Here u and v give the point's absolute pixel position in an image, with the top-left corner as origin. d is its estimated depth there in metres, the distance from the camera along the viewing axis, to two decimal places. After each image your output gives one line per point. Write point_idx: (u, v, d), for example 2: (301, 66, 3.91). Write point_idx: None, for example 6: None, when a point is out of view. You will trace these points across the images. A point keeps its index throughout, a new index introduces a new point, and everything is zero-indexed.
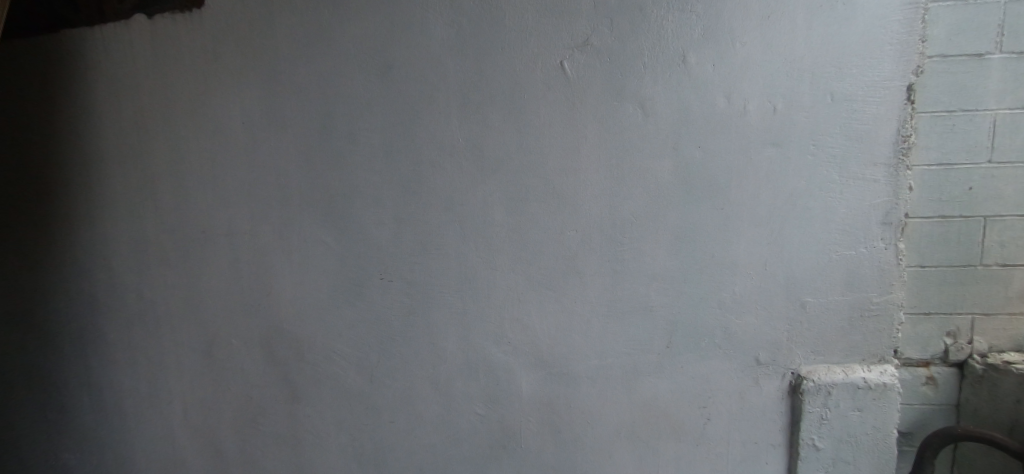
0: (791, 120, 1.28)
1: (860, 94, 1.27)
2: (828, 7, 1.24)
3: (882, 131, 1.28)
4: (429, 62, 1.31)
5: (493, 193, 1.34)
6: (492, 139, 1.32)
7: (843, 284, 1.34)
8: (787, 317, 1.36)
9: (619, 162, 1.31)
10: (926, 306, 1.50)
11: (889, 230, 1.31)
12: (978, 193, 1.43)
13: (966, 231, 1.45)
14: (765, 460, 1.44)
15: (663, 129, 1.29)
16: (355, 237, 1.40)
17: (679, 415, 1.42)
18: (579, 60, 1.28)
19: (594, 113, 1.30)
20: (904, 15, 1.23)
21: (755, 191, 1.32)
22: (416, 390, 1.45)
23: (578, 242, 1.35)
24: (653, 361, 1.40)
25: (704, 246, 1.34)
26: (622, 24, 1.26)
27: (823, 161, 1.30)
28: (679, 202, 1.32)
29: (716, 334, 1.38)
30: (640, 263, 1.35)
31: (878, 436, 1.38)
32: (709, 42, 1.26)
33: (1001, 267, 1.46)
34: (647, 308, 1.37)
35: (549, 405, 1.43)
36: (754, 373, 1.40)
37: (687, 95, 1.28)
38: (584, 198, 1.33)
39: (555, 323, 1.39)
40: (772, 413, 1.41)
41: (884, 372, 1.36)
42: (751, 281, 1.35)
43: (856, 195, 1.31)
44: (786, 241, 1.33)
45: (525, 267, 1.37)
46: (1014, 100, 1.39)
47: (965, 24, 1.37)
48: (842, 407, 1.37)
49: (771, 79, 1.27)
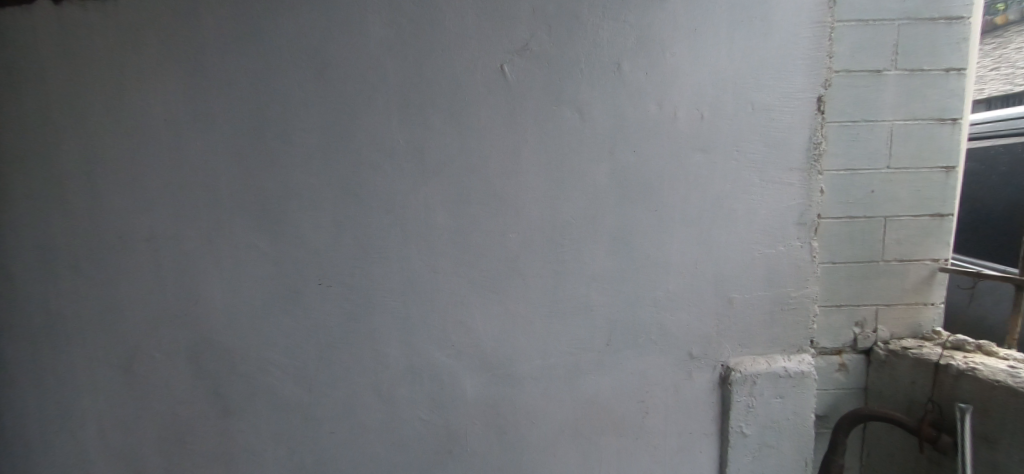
0: (716, 128, 1.37)
1: (777, 104, 1.37)
2: (746, 24, 1.34)
3: (796, 139, 1.39)
4: (368, 62, 1.28)
5: (435, 196, 1.33)
6: (433, 142, 1.31)
7: (765, 281, 1.45)
8: (717, 313, 1.45)
9: (559, 165, 1.34)
10: (838, 299, 1.64)
11: (803, 230, 1.43)
12: (879, 196, 1.58)
13: (870, 230, 1.60)
14: (699, 450, 1.52)
15: (600, 134, 1.34)
16: (291, 242, 1.34)
17: (619, 410, 1.47)
18: (519, 65, 1.30)
19: (533, 117, 1.32)
20: (812, 34, 1.35)
21: (685, 194, 1.39)
22: (358, 397, 1.41)
23: (520, 243, 1.36)
24: (594, 359, 1.44)
25: (640, 247, 1.40)
26: (559, 30, 1.30)
27: (745, 166, 1.39)
28: (616, 204, 1.37)
29: (652, 331, 1.44)
30: (580, 264, 1.39)
31: (798, 421, 1.49)
32: (642, 51, 1.32)
33: (898, 262, 1.62)
34: (587, 307, 1.41)
35: (494, 407, 1.44)
36: (687, 366, 1.47)
37: (622, 101, 1.33)
38: (525, 201, 1.35)
39: (498, 325, 1.40)
40: (705, 404, 1.50)
41: (802, 361, 1.48)
42: (683, 280, 1.42)
43: (775, 197, 1.41)
44: (714, 241, 1.41)
45: (468, 270, 1.37)
46: (906, 113, 1.55)
47: (865, 43, 1.52)
48: (765, 394, 1.48)
49: (698, 89, 1.35)
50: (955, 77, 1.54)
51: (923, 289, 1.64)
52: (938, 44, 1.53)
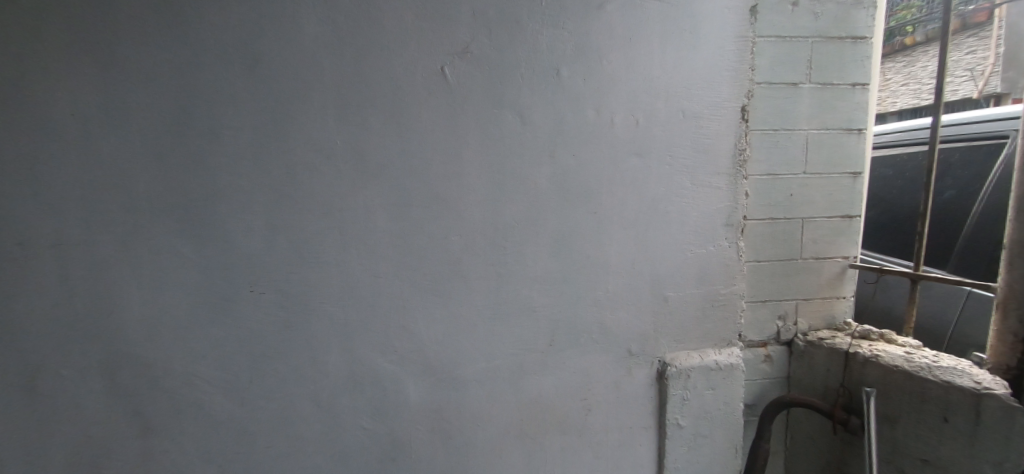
0: (651, 133, 1.43)
1: (705, 112, 1.47)
2: (676, 36, 1.41)
3: (723, 145, 1.49)
4: (302, 59, 1.23)
5: (374, 199, 1.30)
6: (372, 143, 1.28)
7: (696, 278, 1.54)
8: (654, 310, 1.52)
9: (501, 169, 1.35)
10: (762, 294, 1.76)
11: (730, 231, 1.53)
12: (797, 199, 1.72)
13: (790, 231, 1.73)
14: (639, 443, 1.58)
15: (540, 137, 1.36)
16: (218, 247, 1.26)
17: (563, 409, 1.50)
18: (459, 67, 1.30)
19: (475, 120, 1.32)
20: (735, 48, 1.47)
21: (623, 196, 1.44)
22: (295, 409, 1.35)
23: (463, 246, 1.36)
24: (537, 359, 1.46)
25: (581, 248, 1.43)
26: (499, 34, 1.31)
27: (678, 170, 1.47)
28: (557, 207, 1.40)
29: (593, 330, 1.48)
30: (522, 266, 1.41)
31: (729, 411, 1.59)
32: (581, 58, 1.36)
33: (815, 259, 1.76)
34: (530, 308, 1.43)
35: (439, 412, 1.42)
36: (627, 363, 1.52)
37: (561, 106, 1.36)
38: (467, 204, 1.35)
39: (442, 328, 1.39)
40: (644, 398, 1.56)
41: (731, 354, 1.59)
42: (622, 280, 1.48)
43: (704, 200, 1.50)
44: (651, 241, 1.48)
45: (410, 273, 1.35)
46: (819, 123, 1.69)
47: (783, 57, 1.64)
48: (698, 386, 1.56)
49: (634, 95, 1.41)
50: (859, 91, 1.70)
51: (835, 284, 1.80)
52: (846, 61, 1.68)
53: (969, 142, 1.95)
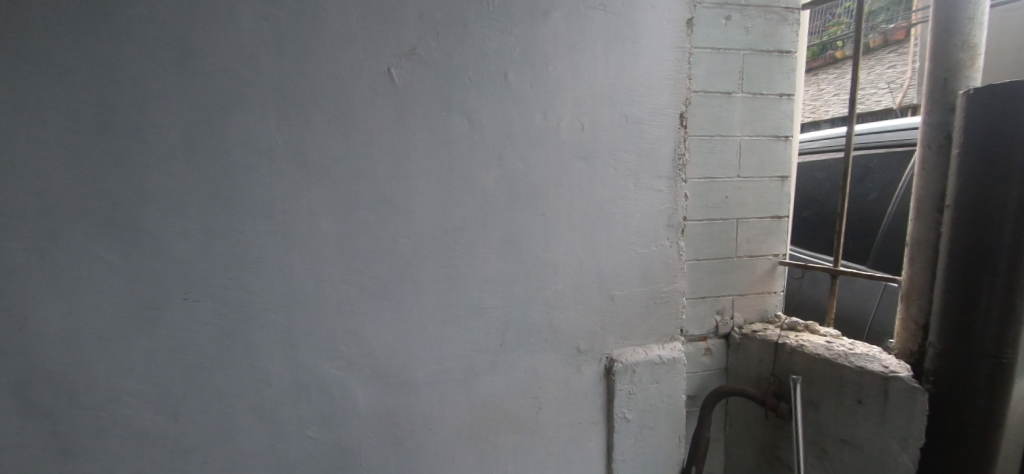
0: (596, 138, 1.48)
1: (647, 118, 1.54)
2: (618, 44, 1.47)
3: (664, 150, 1.57)
4: (238, 54, 1.17)
5: (318, 201, 1.26)
6: (316, 143, 1.24)
7: (640, 277, 1.61)
8: (601, 309, 1.57)
9: (449, 171, 1.35)
10: (701, 291, 1.86)
11: (671, 231, 1.61)
12: (732, 200, 1.83)
13: (725, 231, 1.84)
14: (588, 438, 1.62)
15: (488, 141, 1.38)
16: (147, 253, 1.18)
17: (515, 408, 1.52)
18: (406, 69, 1.29)
19: (422, 122, 1.31)
20: (674, 58, 1.55)
21: (569, 198, 1.48)
22: (234, 421, 1.29)
23: (411, 249, 1.35)
24: (488, 359, 1.47)
25: (529, 250, 1.46)
26: (446, 36, 1.31)
27: (621, 173, 1.53)
28: (506, 208, 1.42)
29: (543, 329, 1.51)
30: (472, 268, 1.41)
31: (671, 402, 1.67)
32: (527, 63, 1.39)
33: (748, 257, 1.88)
34: (480, 310, 1.44)
35: (389, 417, 1.40)
36: (575, 361, 1.57)
37: (509, 110, 1.39)
38: (415, 206, 1.34)
39: (391, 332, 1.37)
40: (592, 394, 1.60)
41: (673, 348, 1.67)
42: (570, 280, 1.52)
43: (646, 202, 1.57)
44: (597, 242, 1.53)
45: (357, 277, 1.32)
46: (750, 130, 1.81)
47: (718, 67, 1.75)
48: (643, 380, 1.63)
49: (579, 101, 1.45)
50: (785, 101, 1.83)
51: (766, 280, 1.92)
52: (773, 72, 1.81)
53: (885, 148, 2.18)
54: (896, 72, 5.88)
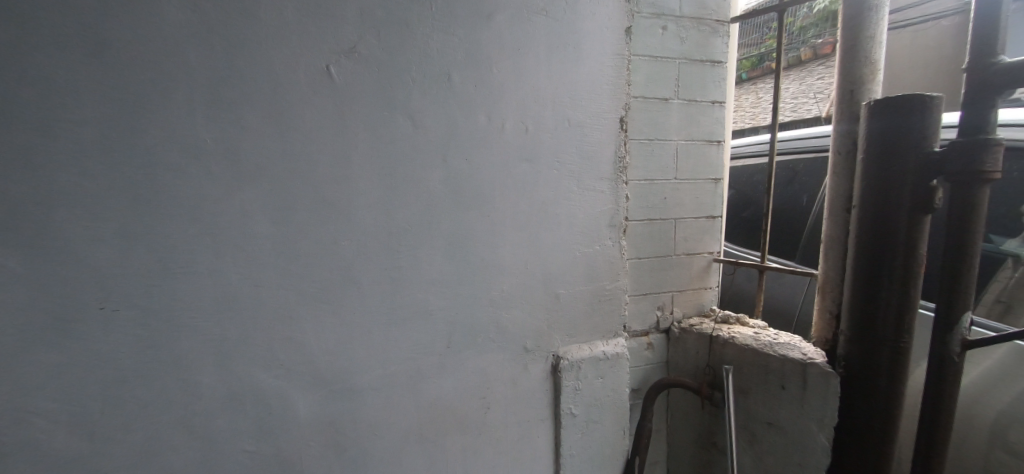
0: (540, 140, 1.51)
1: (589, 122, 1.59)
2: (560, 49, 1.52)
3: (605, 153, 1.63)
4: (161, 45, 1.10)
5: (253, 202, 1.21)
6: (249, 142, 1.19)
7: (585, 276, 1.65)
8: (547, 307, 1.60)
9: (392, 172, 1.33)
10: (643, 288, 1.94)
11: (614, 231, 1.67)
12: (670, 201, 1.92)
13: (664, 230, 1.92)
14: (537, 434, 1.65)
15: (432, 141, 1.37)
16: (56, 258, 1.07)
17: (463, 409, 1.52)
18: (346, 67, 1.26)
19: (363, 122, 1.29)
20: (614, 64, 1.60)
21: (515, 199, 1.50)
22: (160, 438, 1.20)
23: (353, 251, 1.32)
24: (436, 361, 1.46)
25: (475, 251, 1.47)
26: (388, 35, 1.29)
27: (565, 174, 1.57)
28: (451, 210, 1.42)
29: (490, 329, 1.52)
30: (418, 269, 1.40)
31: (616, 396, 1.74)
32: (471, 65, 1.40)
33: (685, 255, 1.98)
34: (426, 312, 1.43)
35: (332, 425, 1.36)
36: (523, 359, 1.59)
37: (453, 111, 1.39)
38: (357, 207, 1.31)
39: (333, 337, 1.33)
40: (540, 392, 1.63)
41: (617, 344, 1.73)
42: (516, 280, 1.54)
43: (589, 203, 1.62)
44: (543, 242, 1.56)
45: (297, 281, 1.27)
46: (686, 134, 1.91)
47: (655, 74, 1.83)
48: (588, 376, 1.68)
49: (523, 103, 1.48)
50: (717, 107, 1.95)
51: (702, 277, 2.03)
52: (706, 80, 1.91)
53: (811, 152, 2.36)
54: (825, 84, 6.39)
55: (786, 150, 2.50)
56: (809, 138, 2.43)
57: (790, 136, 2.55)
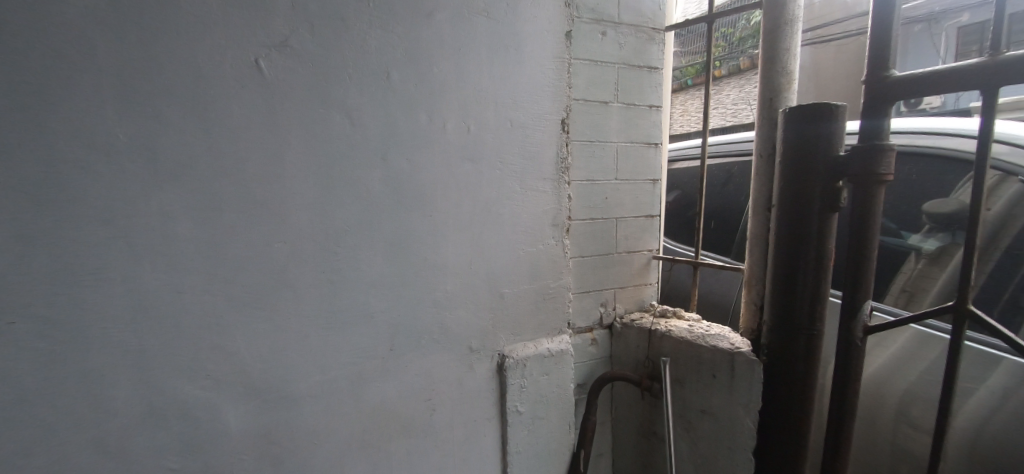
0: (481, 140, 1.52)
1: (530, 123, 1.61)
2: (501, 50, 1.53)
3: (547, 154, 1.66)
4: (64, 30, 1.00)
5: (175, 203, 1.13)
6: (169, 138, 1.11)
7: (528, 274, 1.68)
8: (491, 307, 1.61)
9: (329, 172, 1.29)
10: (587, 285, 1.99)
11: (556, 230, 1.71)
12: (611, 201, 1.98)
13: (606, 229, 1.98)
14: (483, 434, 1.65)
15: (372, 139, 1.34)
16: None
17: (407, 412, 1.50)
18: (277, 61, 1.21)
19: (296, 119, 1.24)
20: (554, 67, 1.65)
21: (457, 200, 1.50)
22: (68, 462, 1.09)
23: (287, 254, 1.27)
24: (378, 365, 1.43)
25: (417, 251, 1.45)
26: (323, 30, 1.25)
27: (508, 174, 1.59)
28: (391, 209, 1.39)
29: (434, 331, 1.51)
30: (358, 271, 1.37)
31: (560, 391, 1.78)
32: (410, 63, 1.38)
33: (627, 253, 2.05)
34: (367, 314, 1.40)
35: (267, 436, 1.30)
36: (468, 359, 1.59)
37: (393, 109, 1.36)
38: (291, 208, 1.26)
39: (266, 344, 1.27)
40: (485, 391, 1.64)
41: (561, 341, 1.78)
42: (459, 280, 1.54)
43: (532, 203, 1.65)
44: (486, 242, 1.57)
45: (225, 286, 1.20)
46: (625, 136, 1.98)
47: (595, 77, 1.88)
48: (533, 373, 1.70)
49: (465, 104, 1.48)
50: (654, 111, 2.03)
51: (642, 273, 2.11)
52: (644, 85, 2.00)
53: (746, 156, 2.54)
54: None
55: (726, 154, 2.68)
56: (745, 143, 2.62)
57: (731, 139, 2.73)
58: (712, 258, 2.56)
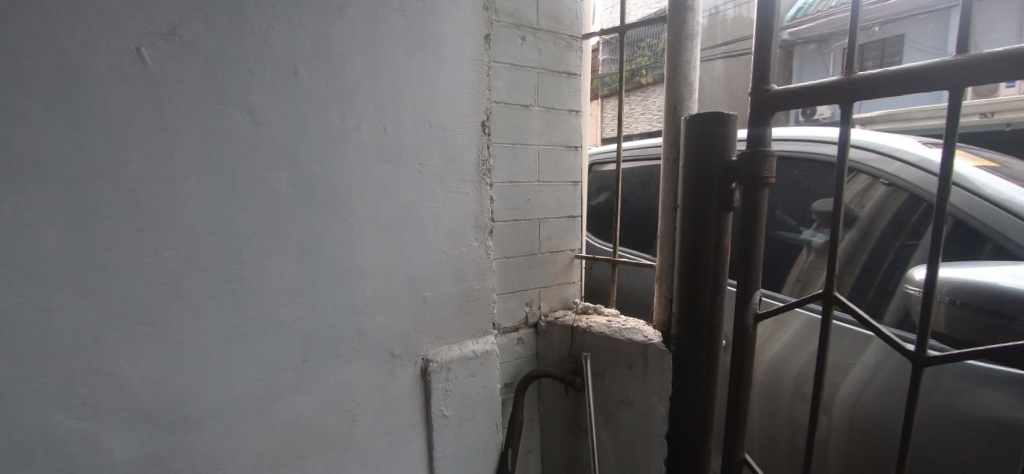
0: (399, 141, 1.49)
1: (450, 125, 1.61)
2: (419, 50, 1.51)
3: (467, 156, 1.66)
4: None
5: (36, 207, 0.99)
6: (27, 133, 0.97)
7: (452, 277, 1.67)
8: (413, 311, 1.58)
9: (229, 174, 1.20)
10: (511, 286, 2.02)
11: (479, 232, 1.72)
12: (533, 202, 2.02)
13: (529, 230, 2.02)
14: (408, 442, 1.62)
15: (277, 139, 1.26)
16: None
17: (324, 425, 1.43)
18: (163, 51, 1.10)
19: (188, 115, 1.14)
20: (474, 70, 1.66)
21: (375, 202, 1.46)
22: None
23: (180, 263, 1.16)
24: (290, 378, 1.35)
25: (332, 257, 1.39)
26: (219, 19, 1.16)
27: (428, 176, 1.57)
28: (302, 213, 1.32)
29: (352, 339, 1.46)
30: (265, 279, 1.28)
31: (486, 392, 1.78)
32: (320, 59, 1.32)
33: (550, 252, 2.10)
34: (277, 325, 1.32)
35: (160, 464, 1.18)
36: (390, 366, 1.55)
37: (301, 107, 1.30)
38: (184, 212, 1.15)
39: (157, 363, 1.15)
40: (409, 398, 1.60)
41: (486, 342, 1.79)
42: (378, 285, 1.49)
43: (454, 205, 1.65)
44: (406, 246, 1.54)
45: (103, 301, 1.07)
46: (546, 139, 2.03)
47: (515, 81, 1.91)
48: (459, 376, 1.70)
49: (380, 103, 1.44)
50: (573, 115, 2.10)
51: (565, 272, 2.18)
52: (563, 90, 2.06)
53: None
54: None
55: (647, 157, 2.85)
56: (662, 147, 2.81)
57: (651, 144, 2.92)
58: (642, 255, 2.69)
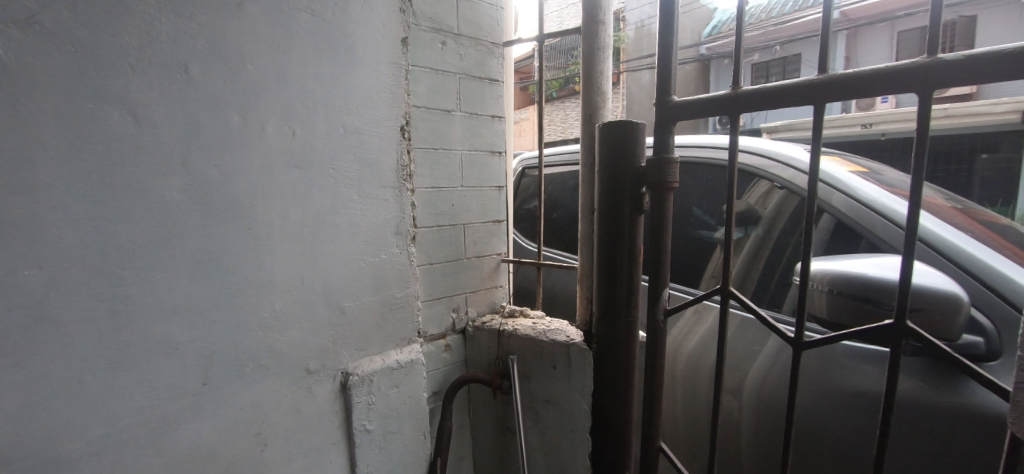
0: (310, 145, 1.42)
1: (366, 129, 1.56)
2: (330, 51, 1.46)
3: (385, 161, 1.62)
4: None
5: None
6: None
7: (372, 286, 1.61)
8: (330, 324, 1.51)
9: (105, 181, 1.08)
10: (437, 292, 1.99)
11: (400, 239, 1.68)
12: (458, 207, 2.01)
13: (453, 235, 2.00)
14: (327, 461, 1.54)
15: (166, 143, 1.15)
16: None
17: (230, 451, 1.32)
18: (19, 40, 0.96)
19: (51, 114, 1.01)
20: (390, 73, 1.62)
21: (284, 210, 1.38)
22: None
23: (44, 282, 1.02)
24: (189, 404, 1.24)
25: (235, 269, 1.30)
26: (92, 8, 1.04)
27: (343, 182, 1.51)
28: (199, 223, 1.22)
29: (261, 356, 1.36)
30: (154, 296, 1.16)
31: (412, 402, 1.74)
32: (216, 57, 1.23)
33: (476, 257, 2.10)
34: (170, 346, 1.20)
35: None
36: (305, 382, 1.46)
37: (194, 109, 1.20)
38: (49, 224, 1.02)
39: (16, 398, 1.00)
40: (327, 414, 1.53)
41: (411, 351, 1.74)
42: (289, 298, 1.41)
43: (372, 211, 1.59)
44: (320, 255, 1.47)
45: None
46: (469, 144, 2.03)
47: (435, 86, 1.89)
48: (382, 388, 1.64)
49: (286, 106, 1.36)
50: (495, 121, 2.12)
51: (492, 276, 2.18)
52: (485, 96, 2.07)
53: None
54: None
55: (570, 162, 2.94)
56: None
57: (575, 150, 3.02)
58: (569, 259, 2.78)
